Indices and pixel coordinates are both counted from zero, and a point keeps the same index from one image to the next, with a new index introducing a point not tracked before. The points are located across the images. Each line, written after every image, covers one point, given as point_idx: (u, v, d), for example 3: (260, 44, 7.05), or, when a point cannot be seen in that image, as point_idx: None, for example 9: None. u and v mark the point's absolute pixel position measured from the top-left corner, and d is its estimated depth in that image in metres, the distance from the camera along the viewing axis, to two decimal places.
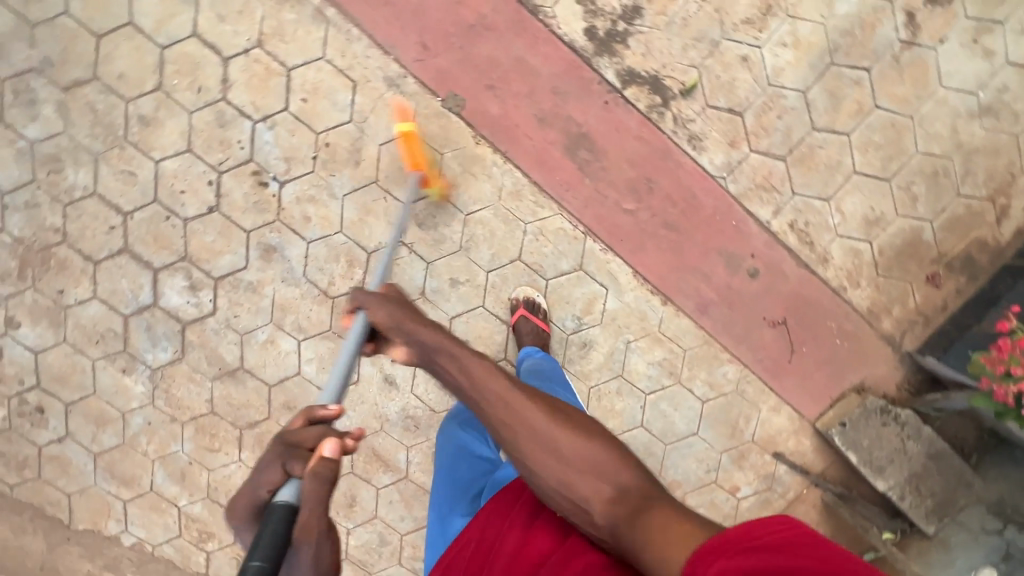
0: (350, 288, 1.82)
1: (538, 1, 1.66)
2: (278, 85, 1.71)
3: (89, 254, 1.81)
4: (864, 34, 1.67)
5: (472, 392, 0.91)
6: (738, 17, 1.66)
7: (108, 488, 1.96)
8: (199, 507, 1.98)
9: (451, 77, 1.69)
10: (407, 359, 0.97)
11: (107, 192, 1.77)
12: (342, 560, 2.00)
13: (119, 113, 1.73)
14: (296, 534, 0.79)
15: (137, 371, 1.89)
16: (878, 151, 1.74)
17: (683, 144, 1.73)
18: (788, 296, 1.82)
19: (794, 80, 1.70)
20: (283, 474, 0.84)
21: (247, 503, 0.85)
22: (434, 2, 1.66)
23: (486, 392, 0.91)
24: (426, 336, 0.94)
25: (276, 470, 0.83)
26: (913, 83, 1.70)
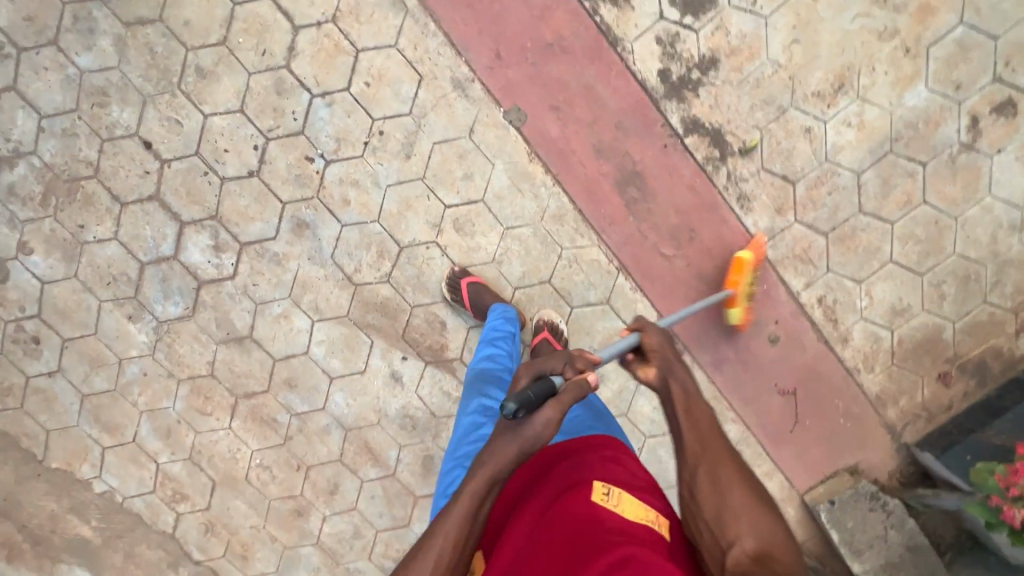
0: (375, 279, 1.80)
1: (619, 32, 1.65)
2: (343, 64, 1.68)
3: (118, 195, 1.77)
4: (927, 130, 1.69)
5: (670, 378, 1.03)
6: (811, 88, 1.67)
7: (90, 431, 1.92)
8: (179, 467, 1.94)
9: (518, 91, 1.68)
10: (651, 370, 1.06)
11: (149, 136, 1.74)
12: (312, 544, 1.98)
13: (178, 60, 1.70)
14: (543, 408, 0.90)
15: (143, 320, 1.85)
16: (918, 245, 1.76)
17: (732, 202, 1.74)
18: (802, 368, 1.84)
19: (851, 160, 1.71)
20: (540, 372, 0.96)
21: (521, 379, 0.96)
22: (516, 13, 1.64)
23: (687, 385, 1.02)
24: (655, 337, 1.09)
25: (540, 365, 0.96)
26: (964, 186, 1.72)
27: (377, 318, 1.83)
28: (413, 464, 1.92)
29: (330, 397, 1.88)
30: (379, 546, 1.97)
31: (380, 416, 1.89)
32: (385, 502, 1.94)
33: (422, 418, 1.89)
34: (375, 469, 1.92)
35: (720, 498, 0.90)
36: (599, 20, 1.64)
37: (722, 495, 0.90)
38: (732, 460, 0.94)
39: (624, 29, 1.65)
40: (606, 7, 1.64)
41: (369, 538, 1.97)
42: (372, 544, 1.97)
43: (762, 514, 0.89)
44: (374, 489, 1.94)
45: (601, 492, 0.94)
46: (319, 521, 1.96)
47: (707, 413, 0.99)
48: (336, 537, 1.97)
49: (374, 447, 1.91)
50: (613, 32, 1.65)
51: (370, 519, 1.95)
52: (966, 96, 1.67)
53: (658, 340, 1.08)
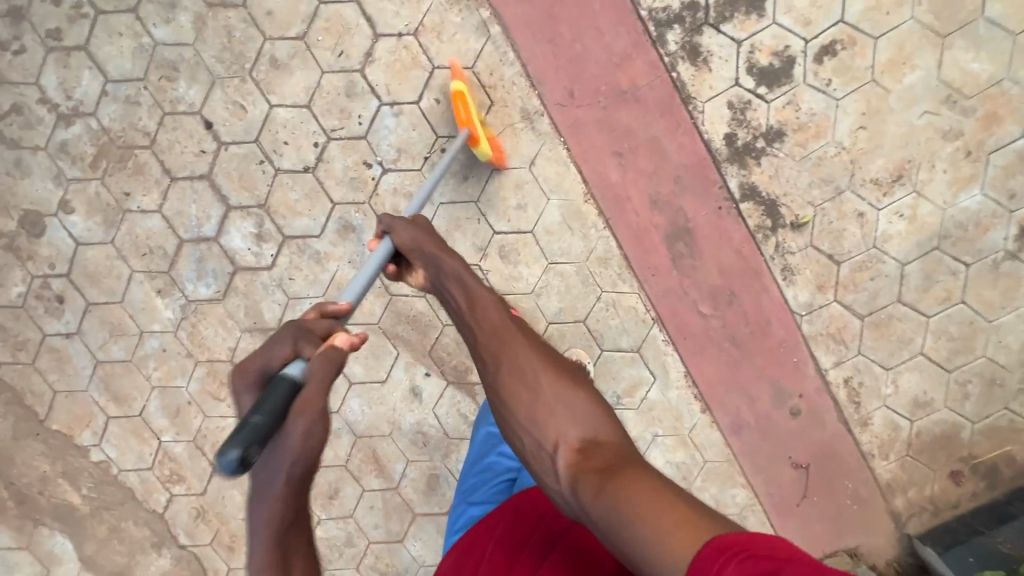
0: (412, 292, 1.79)
1: (693, 91, 1.66)
2: (417, 77, 1.69)
3: (169, 169, 1.76)
4: (976, 232, 1.71)
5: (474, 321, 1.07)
6: (870, 175, 1.69)
7: (97, 398, 1.89)
8: (180, 448, 1.91)
9: (584, 132, 1.69)
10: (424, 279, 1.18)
11: (211, 117, 1.73)
12: None
13: (253, 48, 1.70)
14: (296, 406, 0.81)
15: (171, 296, 1.83)
16: (949, 342, 1.77)
17: (776, 272, 1.75)
18: (819, 444, 1.84)
19: (898, 250, 1.73)
20: (293, 352, 0.89)
21: (255, 370, 0.88)
22: (596, 56, 1.66)
23: (487, 321, 1.06)
24: (447, 262, 1.14)
25: (288, 347, 0.88)
26: (1003, 292, 1.75)
27: (407, 331, 1.81)
28: (417, 481, 1.89)
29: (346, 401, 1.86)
30: (369, 558, 1.93)
31: (393, 428, 1.87)
32: (383, 514, 1.92)
33: (434, 437, 1.87)
34: (379, 480, 1.90)
35: (530, 399, 0.96)
36: (675, 76, 1.66)
37: (533, 395, 0.96)
38: (547, 373, 0.97)
39: (698, 89, 1.67)
40: (684, 65, 1.65)
41: (360, 548, 1.93)
42: (362, 555, 1.93)
43: (563, 402, 0.94)
44: (374, 500, 1.91)
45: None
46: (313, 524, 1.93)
47: (493, 316, 1.07)
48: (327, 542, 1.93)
49: (382, 458, 1.89)
50: (687, 91, 1.67)
51: (364, 529, 1.92)
52: (1019, 206, 1.70)
53: (409, 239, 1.16)
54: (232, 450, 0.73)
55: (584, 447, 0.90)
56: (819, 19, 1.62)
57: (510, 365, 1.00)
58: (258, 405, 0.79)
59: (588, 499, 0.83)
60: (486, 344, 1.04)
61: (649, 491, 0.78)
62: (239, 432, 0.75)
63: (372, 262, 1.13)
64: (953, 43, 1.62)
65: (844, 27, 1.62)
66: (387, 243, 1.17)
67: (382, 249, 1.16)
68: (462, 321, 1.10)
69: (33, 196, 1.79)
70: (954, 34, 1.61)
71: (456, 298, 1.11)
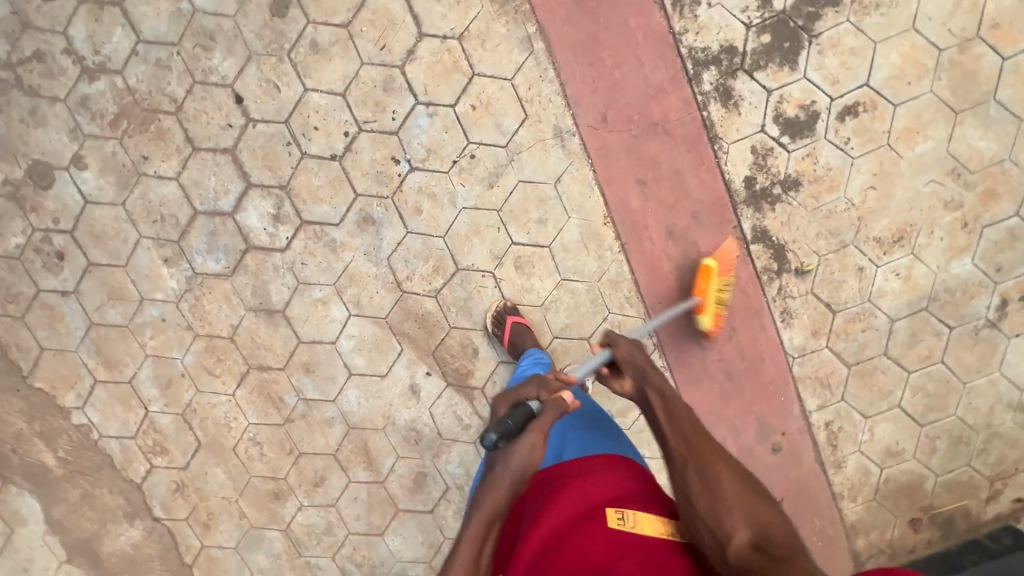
0: (424, 291, 1.80)
1: (720, 131, 1.72)
2: (456, 81, 1.70)
3: (193, 138, 1.73)
4: (962, 299, 1.82)
5: (670, 424, 1.16)
6: (874, 233, 1.78)
7: (87, 361, 1.84)
8: (167, 421, 1.88)
9: (612, 157, 1.74)
10: (628, 390, 1.28)
11: (243, 92, 1.71)
12: (280, 530, 1.93)
13: (295, 29, 1.69)
14: (530, 428, 1.06)
15: (178, 266, 1.79)
16: (925, 398, 1.88)
17: (775, 314, 1.83)
18: (794, 481, 1.93)
19: (889, 306, 1.82)
20: (535, 395, 1.14)
21: (504, 404, 1.13)
22: (632, 85, 1.70)
23: (680, 425, 1.15)
24: (654, 378, 1.25)
25: (535, 390, 1.14)
26: (979, 357, 1.86)
27: (413, 329, 1.82)
28: (404, 477, 1.90)
29: (343, 392, 1.85)
30: (346, 549, 1.93)
31: (387, 423, 1.87)
32: (365, 506, 1.92)
33: (427, 436, 1.88)
34: (366, 472, 1.90)
35: (713, 498, 1.02)
36: (706, 115, 1.71)
37: (714, 488, 1.03)
38: (725, 466, 1.07)
39: (725, 130, 1.72)
40: (715, 105, 1.71)
41: (338, 538, 1.93)
42: (339, 545, 1.93)
43: (746, 505, 1.01)
44: (359, 492, 1.91)
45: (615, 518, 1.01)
46: (293, 510, 1.92)
47: (683, 414, 1.17)
48: (306, 529, 1.93)
49: (372, 451, 1.89)
50: (715, 130, 1.72)
51: (345, 520, 1.92)
52: (1004, 279, 1.81)
53: (627, 353, 1.32)
54: (494, 435, 1.03)
55: (758, 543, 0.95)
56: (846, 80, 1.69)
57: (694, 462, 1.08)
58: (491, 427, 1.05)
59: None
60: (676, 448, 1.12)
61: None
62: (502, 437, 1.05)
63: (592, 363, 1.34)
64: (965, 120, 1.71)
65: (868, 91, 1.70)
66: (607, 352, 1.35)
67: (602, 356, 1.35)
68: (654, 418, 1.19)
69: (45, 147, 1.73)
70: (967, 111, 1.71)
71: (654, 404, 1.20)
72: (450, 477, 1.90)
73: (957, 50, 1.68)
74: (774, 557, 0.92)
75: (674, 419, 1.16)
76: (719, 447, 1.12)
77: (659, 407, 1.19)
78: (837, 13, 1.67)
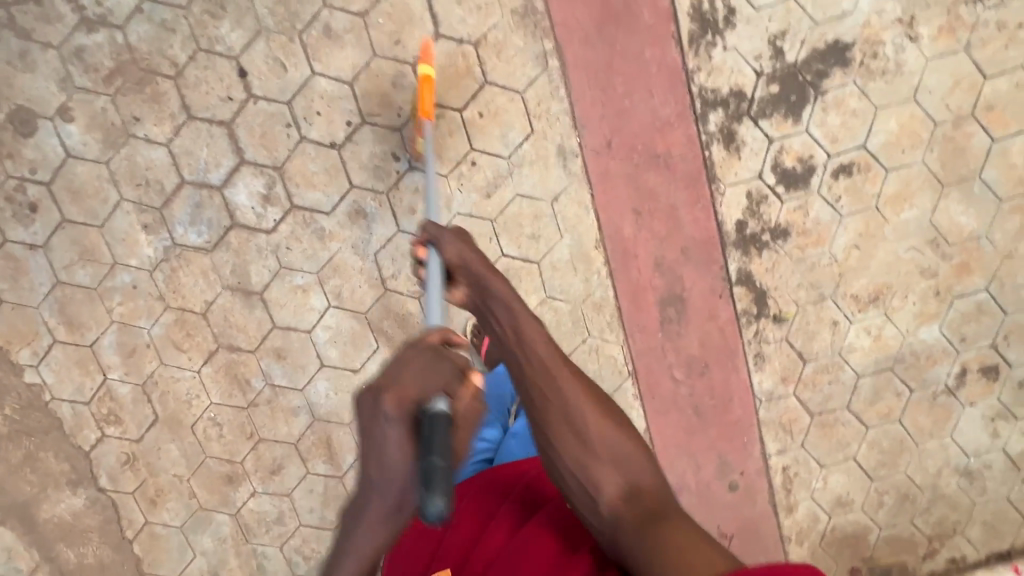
0: (408, 292, 1.79)
1: (719, 172, 1.75)
2: (467, 87, 1.69)
3: (189, 106, 1.68)
4: (926, 364, 1.89)
5: (515, 343, 1.09)
6: (852, 290, 1.83)
7: (48, 319, 1.77)
8: (126, 390, 1.82)
9: (611, 183, 1.75)
10: (462, 300, 1.20)
11: (247, 66, 1.67)
12: (230, 514, 1.89)
13: (310, 11, 1.66)
14: (455, 450, 0.75)
15: (157, 235, 1.74)
16: (878, 454, 1.94)
17: (749, 356, 1.86)
18: (746, 520, 1.97)
19: (857, 362, 1.88)
20: (438, 386, 0.77)
21: (399, 397, 0.77)
22: (640, 115, 1.72)
23: (533, 348, 1.08)
24: (496, 284, 1.15)
25: (438, 378, 0.77)
26: (933, 421, 1.93)
27: (392, 328, 1.80)
28: None
29: (313, 382, 1.82)
30: (295, 539, 1.91)
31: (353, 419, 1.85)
32: (320, 500, 1.89)
33: None
34: (325, 466, 1.87)
35: (586, 439, 1.01)
36: (707, 155, 1.74)
37: (580, 435, 1.01)
38: (580, 389, 1.04)
39: (724, 172, 1.75)
40: (717, 147, 1.73)
41: (289, 528, 1.90)
42: (289, 535, 1.90)
43: (609, 442, 1.01)
44: (315, 485, 1.88)
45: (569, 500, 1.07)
46: (246, 495, 1.88)
47: (538, 333, 1.09)
48: (257, 516, 1.89)
49: (334, 445, 1.87)
50: (714, 171, 1.75)
51: (298, 511, 1.90)
52: (966, 349, 1.88)
53: (455, 254, 1.17)
54: (440, 500, 0.70)
55: (629, 495, 0.97)
56: (845, 139, 1.74)
57: (554, 397, 1.03)
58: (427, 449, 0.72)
59: (630, 546, 0.90)
60: (529, 373, 1.05)
61: (694, 546, 0.86)
62: (432, 485, 0.71)
63: (433, 281, 1.13)
64: (950, 193, 1.78)
65: (864, 153, 1.74)
66: (433, 254, 1.18)
67: (432, 262, 1.17)
68: (506, 350, 1.10)
69: (32, 94, 1.66)
70: (952, 185, 1.77)
71: (502, 323, 1.11)
72: None
73: (952, 126, 1.73)
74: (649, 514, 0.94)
75: (520, 338, 1.09)
76: (579, 372, 1.08)
77: (500, 319, 1.12)
78: (845, 73, 1.70)
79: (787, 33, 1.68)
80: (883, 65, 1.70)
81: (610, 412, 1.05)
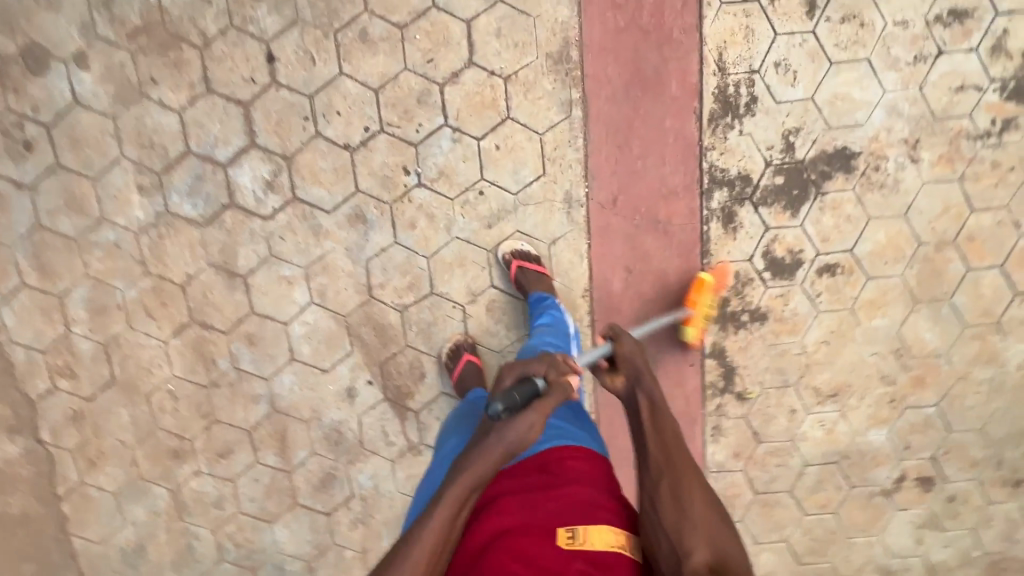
0: (392, 303, 1.79)
1: (713, 248, 1.80)
2: (489, 118, 1.71)
3: (210, 79, 1.66)
4: (869, 464, 1.97)
5: (644, 415, 1.20)
6: (814, 382, 1.90)
7: (20, 261, 1.73)
8: (86, 347, 1.78)
9: (609, 238, 1.79)
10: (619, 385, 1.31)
11: (277, 53, 1.66)
12: (169, 488, 1.87)
13: (350, 12, 1.66)
14: (536, 403, 1.07)
15: (151, 199, 1.71)
16: (809, 540, 2.02)
17: (707, 427, 1.93)
18: None
19: (806, 451, 1.95)
20: (541, 371, 1.14)
21: (508, 374, 1.15)
22: (649, 179, 1.77)
23: (659, 422, 1.19)
24: (640, 365, 1.30)
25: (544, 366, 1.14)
26: (865, 518, 2.02)
27: (369, 335, 1.81)
28: (312, 473, 1.88)
29: (280, 373, 1.81)
30: (231, 524, 1.90)
31: (312, 417, 1.84)
32: (264, 490, 1.88)
33: (348, 441, 1.87)
34: (275, 458, 1.86)
35: (682, 510, 1.05)
36: (705, 229, 1.79)
37: (682, 505, 1.06)
38: (699, 483, 1.10)
39: (718, 249, 1.81)
40: (716, 224, 1.79)
41: (227, 513, 1.89)
42: (225, 519, 1.89)
43: (710, 522, 1.05)
44: (261, 475, 1.87)
45: (566, 537, 1.02)
46: (190, 472, 1.86)
47: (669, 424, 1.19)
48: (197, 494, 1.88)
49: (289, 439, 1.86)
50: (708, 246, 1.80)
51: (240, 497, 1.88)
52: (908, 457, 1.98)
53: (629, 351, 1.33)
54: (500, 404, 1.07)
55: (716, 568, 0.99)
56: (835, 241, 1.81)
57: (670, 472, 1.11)
58: (500, 396, 1.09)
59: None
60: (653, 446, 1.16)
61: None
62: (506, 397, 1.08)
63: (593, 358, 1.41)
64: (920, 311, 1.87)
65: (850, 257, 1.82)
66: (608, 344, 1.40)
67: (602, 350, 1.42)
68: (639, 424, 1.21)
69: (50, 34, 1.63)
70: (924, 303, 1.86)
71: (640, 404, 1.22)
72: (357, 486, 1.89)
73: (934, 248, 1.83)
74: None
75: (653, 414, 1.20)
76: (698, 468, 1.14)
77: (643, 386, 1.25)
78: (846, 179, 1.78)
79: (802, 131, 1.74)
80: (883, 179, 1.78)
81: (712, 501, 1.08)
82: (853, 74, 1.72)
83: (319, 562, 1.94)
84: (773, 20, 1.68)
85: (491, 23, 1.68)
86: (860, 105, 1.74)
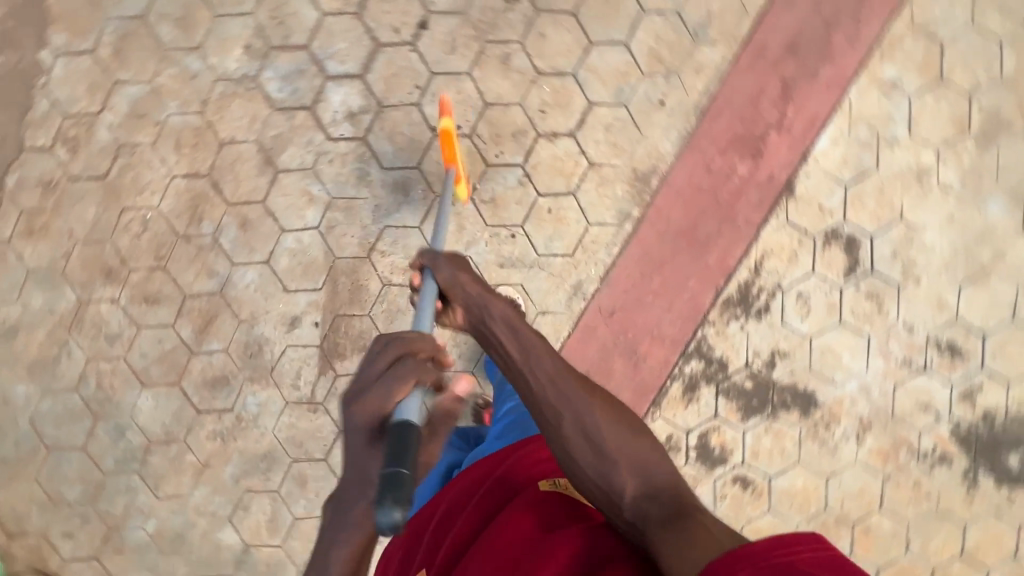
0: (381, 273, 1.86)
1: (664, 404, 1.90)
2: (557, 183, 1.85)
3: (363, 8, 1.80)
4: None
5: (526, 362, 1.06)
6: None
7: (107, 36, 1.80)
8: (104, 136, 1.82)
9: (588, 340, 1.89)
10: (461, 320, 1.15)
11: (429, 25, 1.81)
12: (82, 297, 1.86)
13: (506, 35, 1.82)
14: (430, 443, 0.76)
15: (249, 62, 1.81)
16: None
17: None
18: None
19: None
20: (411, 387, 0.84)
21: (373, 412, 0.82)
22: (648, 315, 1.89)
23: (542, 365, 1.05)
24: (493, 306, 1.10)
25: (409, 380, 0.83)
26: None
27: (343, 285, 1.86)
28: (212, 366, 1.87)
29: (247, 267, 1.85)
30: (109, 362, 1.87)
31: (248, 320, 1.86)
32: (160, 353, 1.87)
33: (262, 360, 1.88)
34: (189, 333, 1.87)
35: (597, 450, 0.97)
36: (667, 384, 1.90)
37: (590, 430, 0.98)
38: (589, 398, 1.01)
39: (667, 407, 1.90)
40: (678, 386, 1.90)
41: (111, 351, 1.87)
42: (106, 356, 1.87)
43: (632, 446, 0.98)
44: (167, 339, 1.87)
45: (548, 483, 1.05)
46: (109, 297, 1.86)
47: (535, 335, 1.09)
48: (101, 317, 1.86)
49: (214, 325, 1.87)
50: (661, 399, 1.90)
51: (134, 345, 1.87)
52: None
53: (446, 277, 1.12)
54: (397, 510, 0.69)
55: (648, 491, 0.92)
56: (761, 463, 1.92)
57: (567, 408, 1.00)
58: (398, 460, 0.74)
59: (648, 532, 0.86)
60: (542, 394, 1.03)
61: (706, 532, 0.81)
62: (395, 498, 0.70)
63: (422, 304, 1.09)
64: None
65: (766, 483, 1.92)
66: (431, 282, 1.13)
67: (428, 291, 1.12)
68: (512, 365, 1.07)
69: None
70: None
71: (504, 342, 1.08)
72: (241, 404, 1.88)
73: (834, 520, 1.94)
74: (667, 508, 0.88)
75: (532, 360, 1.06)
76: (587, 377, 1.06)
77: (501, 332, 1.09)
78: (799, 419, 1.91)
79: (787, 358, 1.90)
80: (826, 437, 1.92)
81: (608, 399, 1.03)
82: (851, 341, 1.89)
83: (159, 447, 1.90)
84: (816, 260, 1.87)
85: (606, 116, 1.84)
86: (842, 368, 1.90)
